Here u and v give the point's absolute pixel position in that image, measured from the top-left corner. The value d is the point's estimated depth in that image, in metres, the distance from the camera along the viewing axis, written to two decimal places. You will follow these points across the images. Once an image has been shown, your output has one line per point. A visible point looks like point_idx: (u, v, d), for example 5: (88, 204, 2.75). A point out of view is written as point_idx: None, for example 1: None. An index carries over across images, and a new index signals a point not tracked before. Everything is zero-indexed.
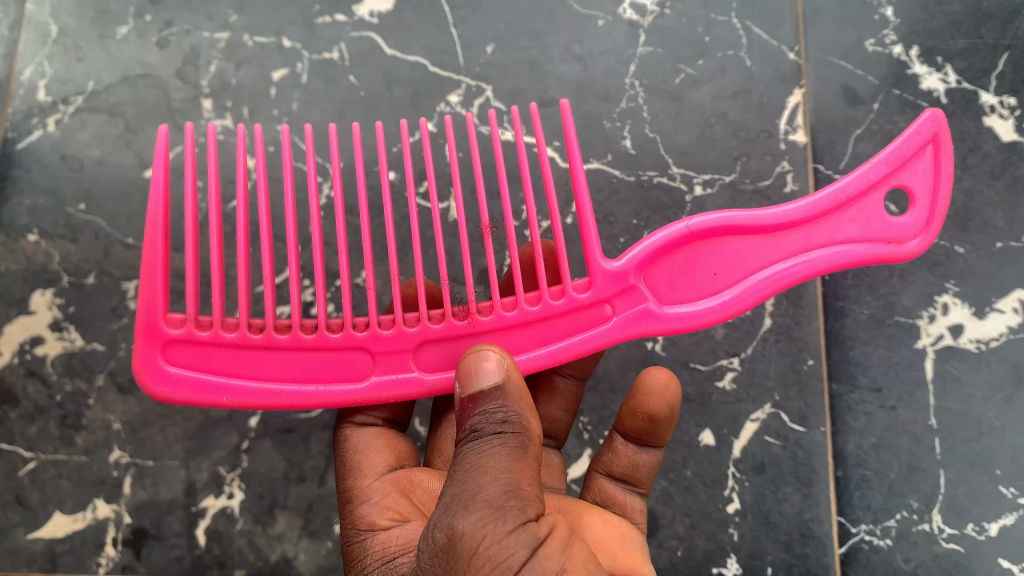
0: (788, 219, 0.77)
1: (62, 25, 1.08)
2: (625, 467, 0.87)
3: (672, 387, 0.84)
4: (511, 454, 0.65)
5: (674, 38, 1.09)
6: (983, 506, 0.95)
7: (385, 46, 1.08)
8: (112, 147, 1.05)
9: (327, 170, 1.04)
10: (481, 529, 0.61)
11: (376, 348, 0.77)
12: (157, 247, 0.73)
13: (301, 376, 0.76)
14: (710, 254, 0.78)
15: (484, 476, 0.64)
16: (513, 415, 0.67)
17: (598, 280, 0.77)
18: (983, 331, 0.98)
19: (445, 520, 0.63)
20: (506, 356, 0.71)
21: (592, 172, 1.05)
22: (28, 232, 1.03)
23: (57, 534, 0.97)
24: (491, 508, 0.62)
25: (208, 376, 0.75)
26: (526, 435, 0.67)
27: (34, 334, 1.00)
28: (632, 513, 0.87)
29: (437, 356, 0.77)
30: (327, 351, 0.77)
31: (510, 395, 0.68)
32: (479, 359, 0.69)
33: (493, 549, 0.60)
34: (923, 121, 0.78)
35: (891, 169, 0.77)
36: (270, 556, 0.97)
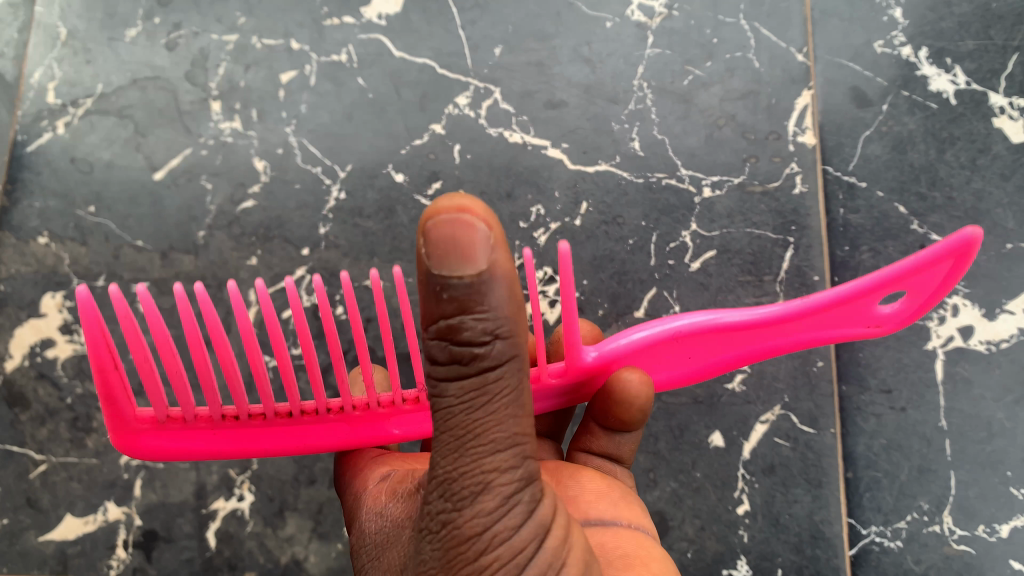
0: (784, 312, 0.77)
1: (71, 27, 1.08)
2: (603, 448, 0.88)
3: (647, 393, 0.78)
4: (513, 408, 0.56)
5: (683, 40, 1.09)
6: (994, 507, 0.95)
7: (394, 48, 1.08)
8: (122, 149, 1.05)
9: (336, 172, 1.04)
10: (491, 525, 0.55)
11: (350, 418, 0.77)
12: (110, 376, 0.69)
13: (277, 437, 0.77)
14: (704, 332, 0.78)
15: (485, 440, 0.55)
16: (503, 325, 0.54)
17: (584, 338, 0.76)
18: (992, 332, 0.98)
19: (443, 487, 0.56)
20: (489, 217, 0.52)
21: (602, 173, 1.05)
22: (38, 234, 1.03)
23: (68, 535, 0.98)
24: (492, 484, 0.55)
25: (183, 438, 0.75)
26: (521, 363, 0.56)
27: (44, 336, 1.00)
28: (621, 477, 0.88)
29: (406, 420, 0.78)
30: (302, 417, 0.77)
31: (496, 289, 0.53)
32: (462, 221, 0.51)
33: (498, 537, 0.55)
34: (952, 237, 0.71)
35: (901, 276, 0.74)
36: (280, 558, 0.97)
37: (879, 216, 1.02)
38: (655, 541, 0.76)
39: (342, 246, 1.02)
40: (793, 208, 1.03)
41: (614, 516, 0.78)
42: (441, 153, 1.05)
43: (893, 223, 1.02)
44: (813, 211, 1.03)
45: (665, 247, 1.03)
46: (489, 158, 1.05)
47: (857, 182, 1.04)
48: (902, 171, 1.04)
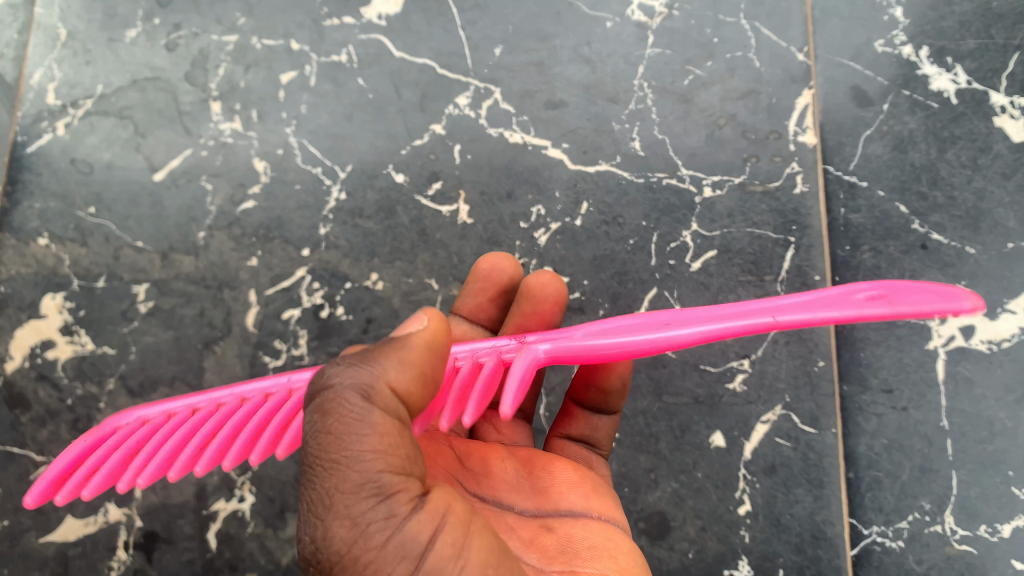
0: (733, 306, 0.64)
1: (71, 28, 1.08)
2: (582, 431, 0.90)
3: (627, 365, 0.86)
4: (370, 425, 0.56)
5: (683, 39, 1.08)
6: (997, 508, 0.94)
7: (394, 48, 1.08)
8: (122, 150, 1.05)
9: (336, 172, 1.04)
10: (349, 553, 0.54)
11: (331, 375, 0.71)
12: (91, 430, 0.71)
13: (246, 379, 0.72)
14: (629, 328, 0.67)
15: (344, 462, 0.55)
16: (361, 373, 0.58)
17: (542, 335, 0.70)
18: (994, 332, 0.97)
19: (314, 523, 0.55)
20: (430, 321, 0.61)
21: (602, 173, 1.05)
22: (38, 235, 1.03)
23: (68, 537, 0.97)
24: (350, 503, 0.54)
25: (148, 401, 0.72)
26: (379, 398, 0.57)
27: (45, 338, 1.00)
28: (598, 467, 0.88)
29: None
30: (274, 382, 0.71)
31: (379, 351, 0.59)
32: (413, 323, 0.62)
33: (366, 554, 0.53)
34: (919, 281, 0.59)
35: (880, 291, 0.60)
36: (281, 560, 0.97)
37: (880, 216, 1.02)
38: (621, 534, 0.73)
39: (342, 247, 1.02)
40: (794, 207, 1.03)
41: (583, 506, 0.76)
42: (441, 154, 1.05)
43: (894, 222, 1.02)
44: (814, 211, 1.03)
45: (666, 247, 1.02)
46: (490, 158, 1.05)
47: (858, 182, 1.03)
48: (903, 171, 1.04)
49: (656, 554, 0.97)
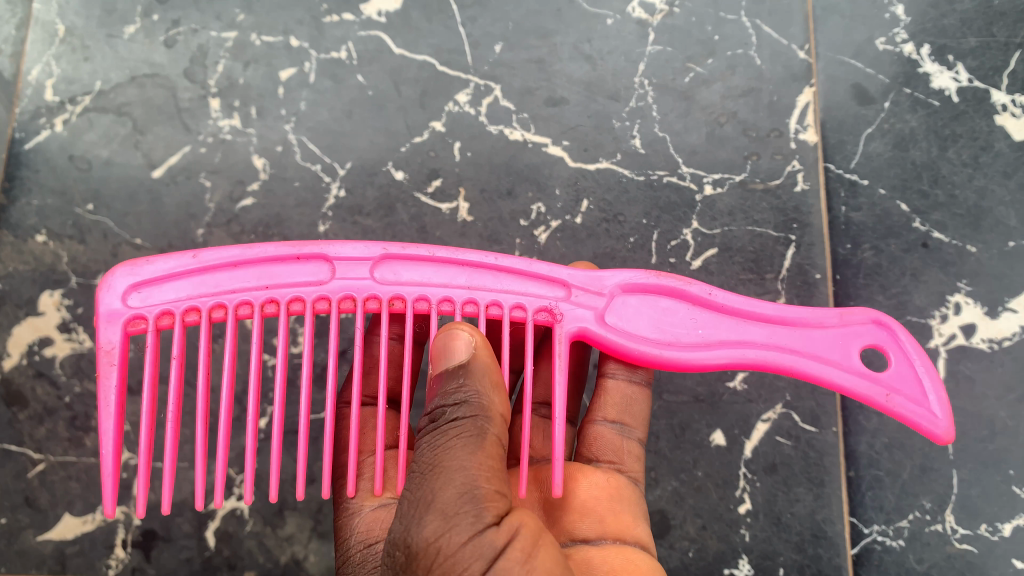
0: (754, 319, 0.79)
1: (69, 24, 1.08)
2: (616, 411, 0.89)
3: None
4: (467, 449, 0.66)
5: (684, 37, 1.08)
6: (996, 506, 0.95)
7: (394, 45, 1.08)
8: (120, 147, 1.05)
9: (335, 170, 1.04)
10: (436, 542, 0.62)
11: (338, 280, 0.77)
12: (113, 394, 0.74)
13: (249, 259, 0.77)
14: (663, 311, 0.80)
15: (439, 480, 0.65)
16: (473, 395, 0.69)
17: (573, 284, 0.79)
18: (995, 331, 0.98)
19: (403, 528, 0.65)
20: (476, 335, 0.70)
21: (602, 171, 1.05)
22: (36, 232, 1.02)
23: (66, 535, 0.97)
24: (445, 515, 0.63)
25: (152, 287, 0.76)
26: (483, 418, 0.68)
27: (42, 335, 1.00)
28: (628, 457, 0.89)
29: (397, 279, 0.78)
30: (286, 286, 0.77)
31: (474, 373, 0.69)
32: (448, 338, 0.70)
33: (450, 560, 0.61)
34: (904, 331, 0.79)
35: (870, 340, 0.79)
36: (280, 558, 0.97)
37: (881, 214, 1.02)
38: (642, 557, 0.81)
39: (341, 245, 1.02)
40: (794, 206, 1.02)
41: (600, 533, 0.82)
42: (441, 151, 1.05)
43: (895, 220, 1.02)
44: (815, 209, 1.02)
45: (666, 245, 1.02)
46: (490, 155, 1.05)
47: (859, 180, 1.03)
48: (904, 169, 1.03)
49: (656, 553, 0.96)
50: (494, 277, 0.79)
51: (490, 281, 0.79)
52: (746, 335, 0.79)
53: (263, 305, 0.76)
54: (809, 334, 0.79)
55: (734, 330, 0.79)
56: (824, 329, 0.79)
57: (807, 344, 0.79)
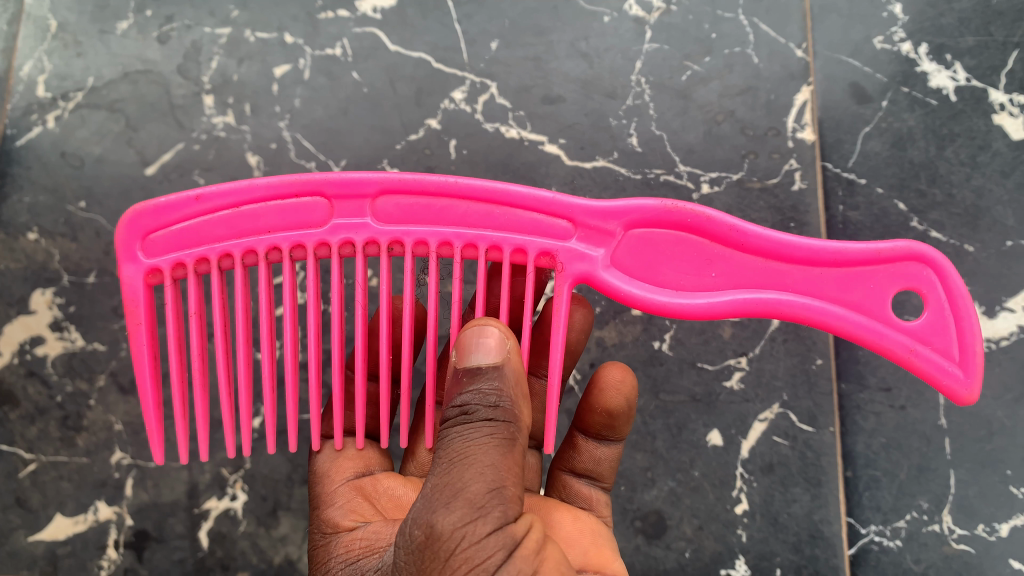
0: (777, 260, 0.77)
1: (61, 20, 1.07)
2: (585, 462, 0.92)
3: (628, 382, 0.87)
4: (498, 447, 0.66)
5: (681, 35, 1.08)
6: (994, 506, 0.95)
7: (388, 42, 1.07)
8: (113, 143, 1.04)
9: (330, 167, 1.03)
10: (461, 528, 0.62)
11: (336, 220, 0.76)
12: (144, 351, 0.76)
13: (252, 197, 0.75)
14: (678, 248, 0.78)
15: (468, 472, 0.65)
16: (505, 401, 0.68)
17: (577, 219, 0.77)
18: (992, 331, 0.98)
19: (424, 516, 0.64)
20: (507, 334, 0.70)
21: (599, 169, 1.04)
22: (27, 230, 1.01)
23: (58, 536, 0.96)
24: (473, 507, 0.63)
25: (164, 232, 0.75)
26: (515, 425, 0.68)
27: (34, 334, 0.99)
28: (598, 506, 0.91)
29: (394, 217, 0.76)
30: (286, 230, 0.76)
31: (506, 378, 0.68)
32: (480, 336, 0.69)
33: (471, 550, 0.61)
34: (954, 275, 0.75)
35: (907, 285, 0.76)
36: (273, 558, 0.96)
37: (879, 213, 1.02)
38: None
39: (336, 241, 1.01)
40: (792, 205, 1.02)
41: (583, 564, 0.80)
42: (437, 149, 1.04)
43: (893, 220, 1.01)
44: (812, 208, 1.02)
45: None
46: (487, 153, 1.04)
47: (857, 179, 1.03)
48: (902, 168, 1.03)
49: (652, 553, 0.96)
50: (493, 211, 0.77)
51: (490, 218, 0.77)
52: (766, 278, 0.77)
53: (265, 251, 0.76)
54: (836, 277, 0.76)
55: (755, 271, 0.77)
56: (853, 273, 0.76)
57: (831, 292, 0.76)
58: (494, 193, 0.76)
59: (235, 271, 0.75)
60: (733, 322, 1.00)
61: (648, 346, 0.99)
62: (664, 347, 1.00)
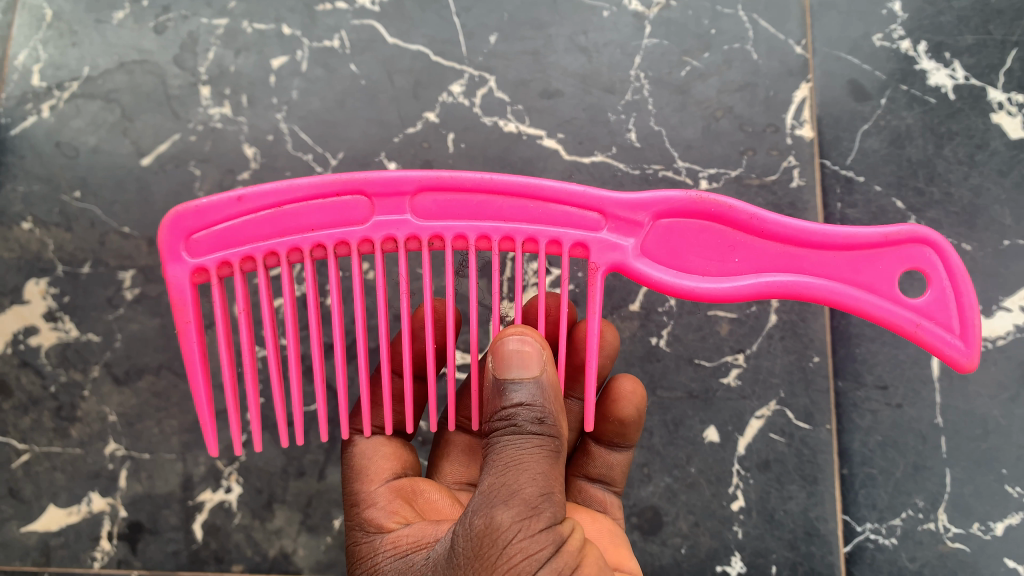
0: (794, 245, 0.76)
1: (57, 8, 1.06)
2: (599, 466, 0.93)
3: (639, 394, 0.89)
4: (547, 457, 0.67)
5: (681, 30, 1.07)
6: (989, 505, 0.95)
7: (387, 35, 1.07)
8: (108, 134, 1.03)
9: (327, 160, 1.03)
10: (518, 524, 0.63)
11: (378, 216, 0.75)
12: (194, 346, 0.76)
13: (292, 194, 0.74)
14: (701, 236, 0.77)
15: (522, 473, 0.66)
16: (551, 415, 0.68)
17: (609, 212, 0.76)
18: (989, 330, 0.98)
19: (482, 510, 0.65)
20: (546, 351, 0.70)
21: (597, 164, 1.04)
22: (21, 219, 1.01)
23: (51, 527, 0.96)
24: (528, 505, 0.64)
25: (208, 231, 0.74)
26: (559, 439, 0.69)
27: (28, 324, 0.98)
28: (612, 510, 0.92)
29: (435, 213, 0.76)
30: (329, 226, 0.75)
31: (549, 394, 0.69)
32: (523, 351, 0.68)
33: (527, 543, 0.63)
34: (955, 257, 0.76)
35: (913, 265, 0.76)
36: (267, 552, 0.95)
37: (877, 211, 1.02)
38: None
39: None
40: (790, 201, 1.02)
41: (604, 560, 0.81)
42: (435, 142, 1.04)
43: (891, 217, 1.01)
44: (810, 205, 1.02)
45: None
46: (485, 146, 1.04)
47: (855, 176, 1.03)
48: (900, 166, 1.03)
49: (648, 549, 0.96)
50: (529, 206, 0.76)
51: (525, 212, 0.76)
52: (785, 262, 0.77)
53: (311, 249, 0.75)
54: (849, 260, 0.76)
55: (772, 256, 0.77)
56: (862, 256, 0.76)
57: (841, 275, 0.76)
58: (529, 188, 0.75)
59: (281, 267, 0.74)
60: (731, 319, 1.00)
61: (646, 341, 0.99)
62: (661, 343, 0.99)
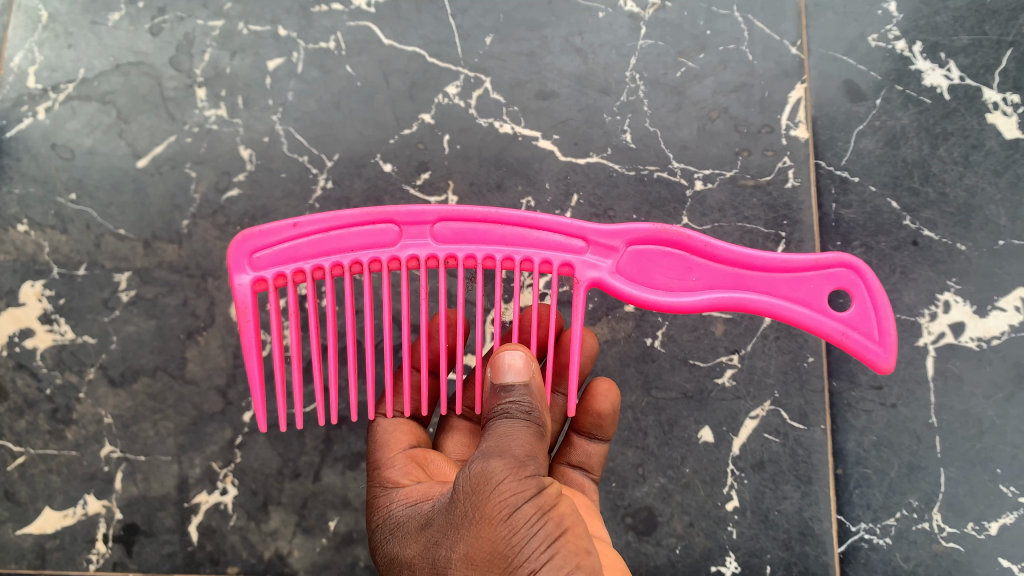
0: (740, 267, 0.79)
1: (52, 10, 1.06)
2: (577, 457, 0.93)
3: (614, 390, 0.91)
4: (534, 431, 0.71)
5: (676, 31, 1.07)
6: (984, 505, 0.95)
7: (383, 36, 1.07)
8: (104, 136, 1.03)
9: (323, 162, 1.03)
10: (507, 472, 0.67)
11: (407, 241, 0.78)
12: (252, 354, 0.77)
13: (332, 221, 0.78)
14: (663, 260, 0.80)
15: (511, 438, 0.70)
16: (538, 407, 0.73)
17: (591, 239, 0.79)
18: (984, 330, 0.98)
19: (474, 465, 0.68)
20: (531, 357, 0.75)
21: (592, 165, 1.04)
22: (17, 221, 1.01)
23: (46, 529, 0.96)
24: (516, 460, 0.68)
25: (268, 250, 0.77)
26: (544, 428, 0.73)
27: (23, 326, 0.99)
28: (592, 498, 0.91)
29: (460, 238, 0.78)
30: (366, 249, 0.78)
31: (536, 389, 0.73)
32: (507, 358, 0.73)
33: (514, 486, 0.66)
34: (875, 277, 0.78)
35: (839, 285, 0.79)
36: (263, 553, 0.95)
37: (872, 211, 1.02)
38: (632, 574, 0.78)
39: None
40: (785, 202, 1.02)
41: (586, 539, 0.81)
42: (430, 143, 1.04)
43: (885, 218, 1.02)
44: (805, 206, 1.02)
45: None
46: (480, 148, 1.04)
47: (849, 177, 1.03)
48: (895, 167, 1.03)
49: (643, 549, 0.96)
50: (536, 233, 0.79)
51: (533, 239, 0.79)
52: (730, 281, 0.79)
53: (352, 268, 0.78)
54: (784, 280, 0.79)
55: (720, 278, 0.79)
56: (793, 276, 0.79)
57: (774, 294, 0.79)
58: (525, 220, 0.78)
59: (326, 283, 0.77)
60: (725, 319, 1.00)
61: (641, 342, 0.99)
62: (656, 343, 1.00)
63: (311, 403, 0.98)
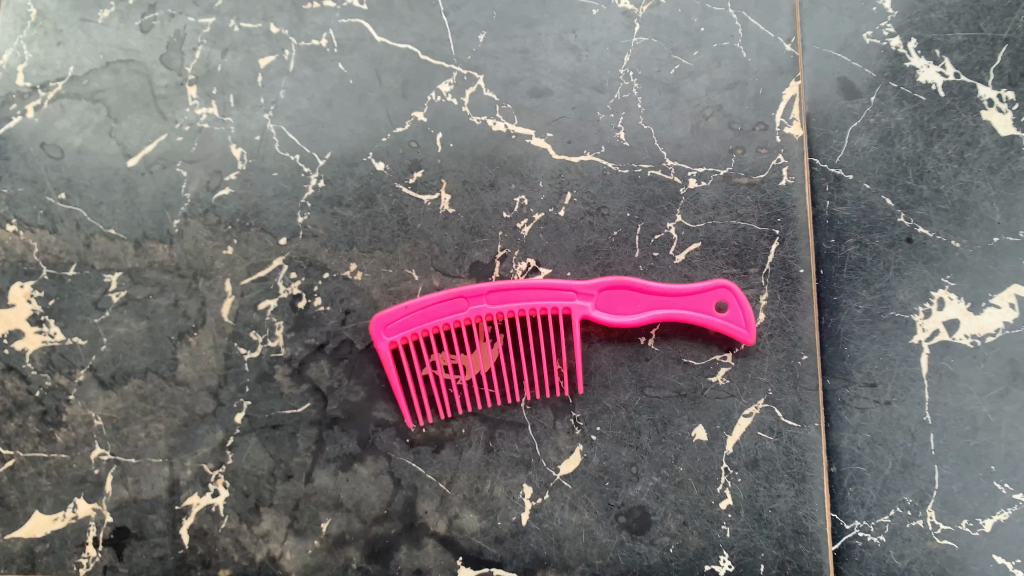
0: (655, 298, 0.96)
1: (41, 7, 1.05)
2: None
3: None
4: None
5: (670, 29, 1.06)
6: (978, 502, 0.95)
7: (375, 34, 1.06)
8: (93, 135, 1.02)
9: (315, 160, 1.02)
10: None
11: (484, 309, 0.94)
12: (399, 391, 0.94)
13: (419, 304, 0.93)
14: (610, 297, 0.96)
15: None
16: None
17: (576, 290, 0.95)
18: (978, 327, 0.98)
19: None
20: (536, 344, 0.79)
21: (585, 164, 1.03)
22: (6, 222, 1.00)
23: (36, 534, 0.96)
24: None
25: (399, 319, 0.93)
26: None
27: (12, 328, 0.98)
28: None
29: (514, 301, 0.95)
30: (456, 317, 0.94)
31: None
32: None
33: None
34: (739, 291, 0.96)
35: (721, 299, 0.96)
36: (255, 556, 0.95)
37: (866, 209, 1.02)
38: None
39: (321, 237, 1.01)
40: (779, 200, 1.02)
41: None
42: (423, 141, 1.04)
43: (879, 216, 1.01)
44: (800, 204, 1.02)
45: (650, 238, 1.02)
46: (474, 146, 1.04)
47: (844, 174, 1.02)
48: (890, 164, 1.03)
49: (637, 548, 0.96)
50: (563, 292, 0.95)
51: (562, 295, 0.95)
52: (649, 305, 0.96)
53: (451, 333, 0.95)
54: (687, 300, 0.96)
55: (641, 305, 0.96)
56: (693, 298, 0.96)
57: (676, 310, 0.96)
58: (526, 285, 0.93)
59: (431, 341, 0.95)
60: None
61: (634, 342, 0.99)
62: (649, 342, 0.99)
63: (303, 404, 0.97)
